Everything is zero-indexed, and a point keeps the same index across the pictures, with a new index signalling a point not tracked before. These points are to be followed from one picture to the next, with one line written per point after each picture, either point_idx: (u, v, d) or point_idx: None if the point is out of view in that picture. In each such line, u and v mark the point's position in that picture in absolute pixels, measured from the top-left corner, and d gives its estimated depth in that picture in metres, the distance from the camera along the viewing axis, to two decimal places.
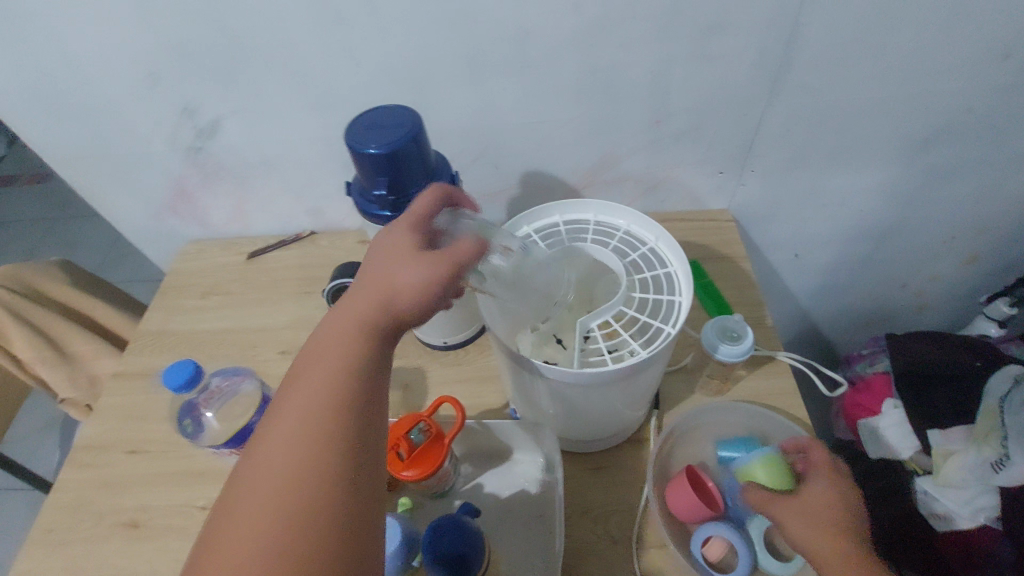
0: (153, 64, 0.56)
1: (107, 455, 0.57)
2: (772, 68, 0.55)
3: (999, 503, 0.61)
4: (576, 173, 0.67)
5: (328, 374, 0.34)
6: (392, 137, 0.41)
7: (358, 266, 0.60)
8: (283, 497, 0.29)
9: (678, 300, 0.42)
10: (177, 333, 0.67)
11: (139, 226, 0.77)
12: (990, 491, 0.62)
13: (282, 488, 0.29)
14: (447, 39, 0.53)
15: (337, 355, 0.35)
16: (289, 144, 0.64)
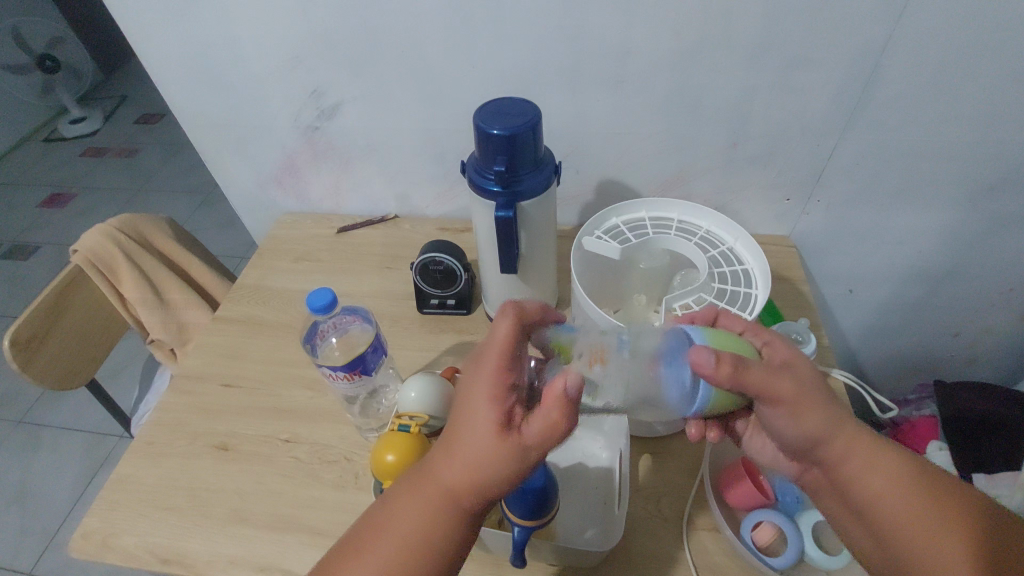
0: (297, 48, 0.64)
1: (204, 385, 0.64)
2: (849, 104, 0.59)
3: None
4: (650, 185, 0.72)
5: (469, 491, 0.36)
6: (520, 123, 0.47)
7: (446, 245, 0.66)
8: (404, 547, 0.37)
9: (754, 293, 0.47)
10: (270, 289, 0.74)
11: (245, 192, 0.85)
12: None
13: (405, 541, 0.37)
14: (557, 50, 0.60)
15: (479, 480, 0.36)
16: (394, 131, 0.71)
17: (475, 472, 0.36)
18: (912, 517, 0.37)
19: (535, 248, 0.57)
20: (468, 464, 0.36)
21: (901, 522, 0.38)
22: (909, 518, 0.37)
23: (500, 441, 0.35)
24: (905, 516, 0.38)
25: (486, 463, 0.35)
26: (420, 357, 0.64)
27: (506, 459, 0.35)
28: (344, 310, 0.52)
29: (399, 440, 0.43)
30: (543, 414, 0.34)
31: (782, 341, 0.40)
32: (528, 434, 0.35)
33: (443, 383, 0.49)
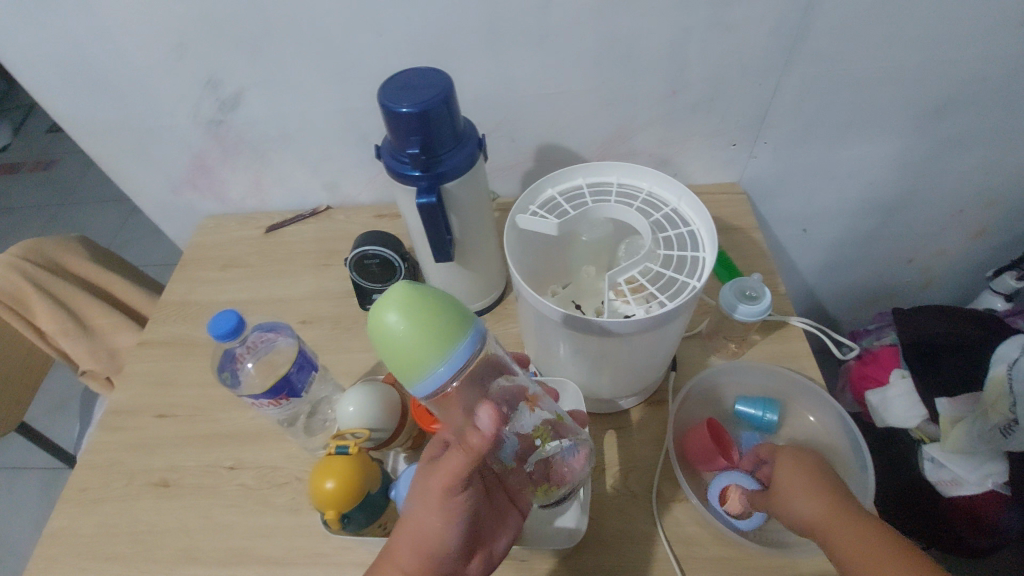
0: (180, 33, 0.57)
1: (137, 419, 0.59)
2: (787, 38, 0.56)
3: (1008, 467, 0.64)
4: (591, 146, 0.68)
5: (403, 527, 0.38)
6: (428, 96, 0.42)
7: (378, 235, 0.61)
8: None
9: (702, 257, 0.44)
10: (199, 303, 0.68)
11: (158, 200, 0.78)
12: (999, 458, 0.65)
13: None
14: (470, 9, 0.54)
15: (410, 520, 0.38)
16: (307, 117, 0.65)
17: (419, 526, 0.38)
18: (861, 548, 0.36)
19: (471, 231, 0.53)
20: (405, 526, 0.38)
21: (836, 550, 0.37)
22: (854, 548, 0.36)
23: (421, 493, 0.38)
24: (856, 547, 0.36)
25: (431, 511, 0.37)
26: (367, 359, 0.60)
27: (438, 518, 0.37)
28: (261, 327, 0.48)
29: (338, 464, 0.39)
30: (455, 455, 0.37)
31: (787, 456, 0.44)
32: (442, 478, 0.37)
33: (382, 391, 0.46)
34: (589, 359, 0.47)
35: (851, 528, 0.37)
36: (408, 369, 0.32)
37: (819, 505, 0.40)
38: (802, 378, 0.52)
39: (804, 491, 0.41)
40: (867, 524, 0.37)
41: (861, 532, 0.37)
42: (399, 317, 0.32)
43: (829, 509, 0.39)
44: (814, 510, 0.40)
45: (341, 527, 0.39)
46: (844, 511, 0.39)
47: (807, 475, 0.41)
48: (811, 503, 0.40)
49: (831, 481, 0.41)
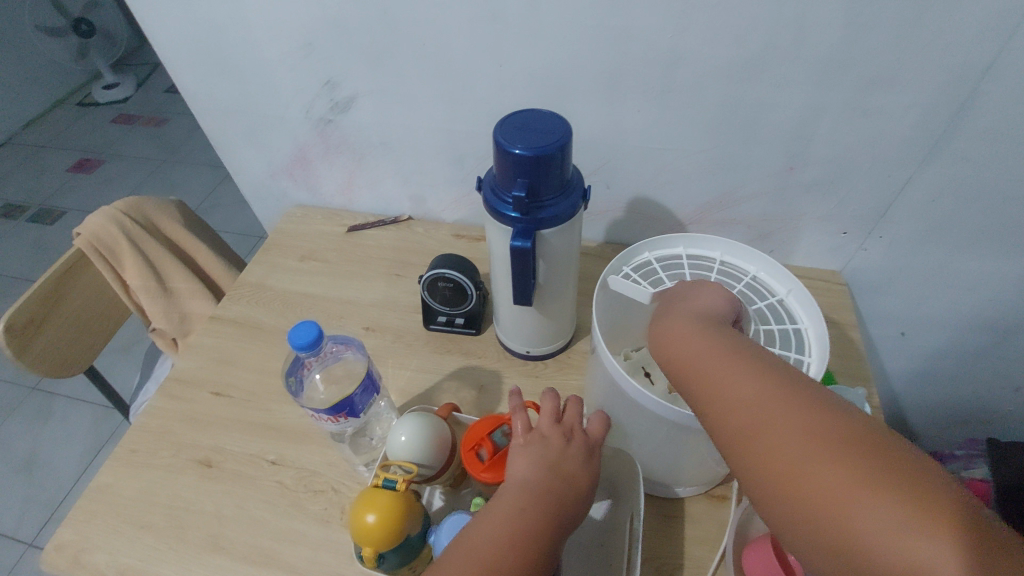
0: (313, 36, 0.59)
1: (197, 391, 0.60)
2: (929, 134, 0.51)
3: None
4: (688, 207, 0.65)
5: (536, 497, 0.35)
6: (545, 141, 0.40)
7: (456, 259, 0.61)
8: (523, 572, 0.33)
9: (806, 361, 0.39)
10: (273, 290, 0.70)
11: (256, 181, 0.81)
12: None
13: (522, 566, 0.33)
14: (597, 55, 0.53)
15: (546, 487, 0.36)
16: (411, 130, 0.66)
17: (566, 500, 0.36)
18: (833, 493, 0.26)
19: (553, 278, 0.51)
20: (550, 475, 0.36)
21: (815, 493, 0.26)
22: (863, 529, 0.24)
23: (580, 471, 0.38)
24: (832, 488, 0.26)
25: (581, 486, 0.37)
26: (421, 381, 0.59)
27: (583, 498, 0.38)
28: (335, 339, 0.48)
29: (381, 499, 0.37)
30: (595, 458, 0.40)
31: (676, 321, 0.36)
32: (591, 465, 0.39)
33: (436, 424, 0.44)
34: (651, 440, 0.44)
35: (832, 476, 0.26)
36: None
37: (790, 444, 0.28)
38: None
39: (734, 379, 0.31)
40: (857, 460, 0.26)
41: (853, 475, 0.26)
42: None
43: (776, 414, 0.29)
44: (773, 438, 0.28)
45: (374, 565, 0.37)
46: (814, 444, 0.27)
47: (727, 362, 0.32)
48: (767, 412, 0.29)
49: (760, 359, 0.32)
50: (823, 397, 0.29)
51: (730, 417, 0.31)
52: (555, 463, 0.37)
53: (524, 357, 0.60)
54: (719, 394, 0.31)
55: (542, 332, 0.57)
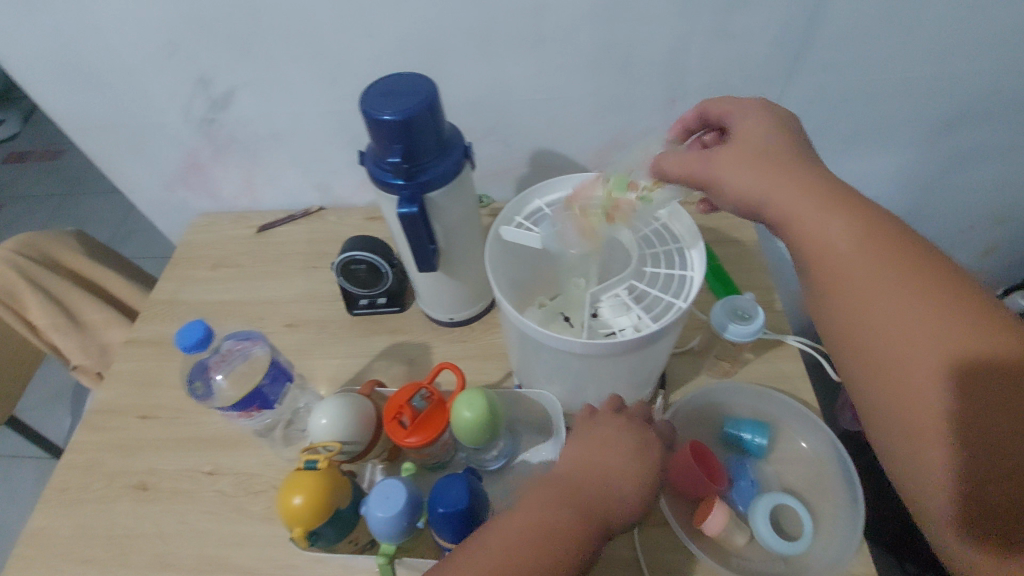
0: (171, 33, 0.56)
1: (121, 419, 0.58)
2: (791, 46, 0.54)
3: None
4: (588, 152, 0.66)
5: (561, 484, 0.38)
6: (412, 103, 0.40)
7: (364, 239, 0.60)
8: (544, 550, 0.35)
9: (689, 275, 0.42)
10: (186, 304, 0.67)
11: (153, 196, 0.77)
12: None
13: (543, 541, 0.35)
14: (464, 12, 0.53)
15: (585, 472, 0.39)
16: (298, 117, 0.64)
17: (607, 479, 0.38)
18: (906, 329, 0.32)
19: (456, 240, 0.51)
20: (593, 462, 0.39)
21: (889, 328, 0.32)
22: (923, 363, 0.31)
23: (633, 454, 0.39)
24: (907, 327, 0.32)
25: (623, 466, 0.39)
26: (351, 366, 0.59)
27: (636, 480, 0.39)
28: (236, 336, 0.48)
29: (305, 479, 0.38)
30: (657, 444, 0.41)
31: (742, 172, 0.37)
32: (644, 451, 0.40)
33: (356, 402, 0.44)
34: (570, 377, 0.46)
35: (920, 333, 0.31)
36: (483, 431, 0.41)
37: (884, 290, 0.33)
38: (791, 401, 0.50)
39: (824, 229, 0.35)
40: (938, 305, 0.31)
41: (932, 317, 0.31)
42: (471, 412, 0.40)
43: (868, 264, 0.33)
44: (865, 286, 0.33)
45: (310, 543, 0.38)
46: (914, 292, 0.32)
47: (814, 212, 0.35)
48: (867, 272, 0.33)
49: (858, 215, 0.34)
50: (928, 256, 0.33)
51: (823, 272, 0.35)
52: (586, 445, 0.40)
53: (449, 324, 0.60)
54: (808, 242, 0.35)
55: (459, 296, 0.57)
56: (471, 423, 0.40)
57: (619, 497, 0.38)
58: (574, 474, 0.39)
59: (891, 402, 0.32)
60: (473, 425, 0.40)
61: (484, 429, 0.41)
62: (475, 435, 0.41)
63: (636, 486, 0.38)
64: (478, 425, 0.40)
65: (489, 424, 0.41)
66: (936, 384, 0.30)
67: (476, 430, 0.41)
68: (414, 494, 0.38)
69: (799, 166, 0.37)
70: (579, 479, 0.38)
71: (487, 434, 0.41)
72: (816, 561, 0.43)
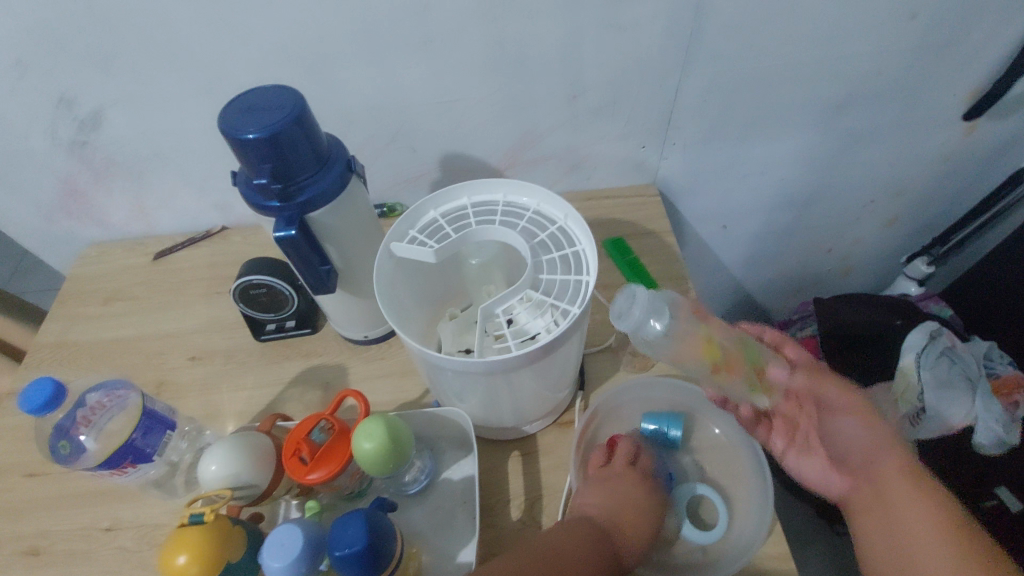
0: (18, 50, 0.51)
1: (3, 480, 0.53)
2: (681, 36, 0.54)
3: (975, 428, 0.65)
4: (498, 154, 0.65)
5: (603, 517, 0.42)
6: (275, 119, 0.38)
7: (264, 260, 0.56)
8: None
9: (585, 280, 0.41)
10: (77, 345, 0.62)
11: (31, 229, 0.71)
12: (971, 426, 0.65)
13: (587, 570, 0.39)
14: (343, 15, 0.50)
15: (619, 500, 0.43)
16: (182, 135, 0.59)
17: (637, 505, 0.43)
18: (902, 485, 0.43)
19: (354, 257, 0.49)
20: (622, 496, 0.43)
21: (891, 486, 0.43)
22: (917, 510, 0.41)
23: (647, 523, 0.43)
24: (899, 483, 0.43)
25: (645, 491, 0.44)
26: (262, 396, 0.56)
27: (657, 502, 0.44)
28: (107, 389, 0.46)
29: (191, 535, 0.35)
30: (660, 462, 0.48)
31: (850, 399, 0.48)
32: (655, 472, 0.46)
33: (251, 441, 0.41)
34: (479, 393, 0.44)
35: (907, 490, 0.43)
36: (389, 461, 0.39)
37: (884, 454, 0.44)
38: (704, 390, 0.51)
39: (864, 440, 0.46)
40: (911, 472, 0.44)
41: (910, 477, 0.43)
42: (371, 444, 0.39)
43: (873, 436, 0.46)
44: (879, 455, 0.45)
45: None
46: (903, 461, 0.44)
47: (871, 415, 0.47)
48: (855, 427, 0.46)
49: (900, 452, 0.45)
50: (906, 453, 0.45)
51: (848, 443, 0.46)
52: (612, 481, 0.44)
53: (364, 343, 0.58)
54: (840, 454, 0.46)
55: (370, 313, 0.55)
56: (374, 454, 0.39)
57: (643, 520, 0.43)
58: (611, 504, 0.43)
59: (890, 546, 0.41)
60: (375, 456, 0.39)
61: (389, 459, 0.39)
62: (381, 466, 0.39)
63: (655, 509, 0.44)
64: (380, 456, 0.39)
65: (393, 453, 0.39)
66: (935, 526, 0.40)
67: (380, 460, 0.39)
68: (313, 536, 0.36)
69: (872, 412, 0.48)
70: (617, 508, 0.43)
71: (393, 462, 0.39)
72: (733, 544, 0.44)
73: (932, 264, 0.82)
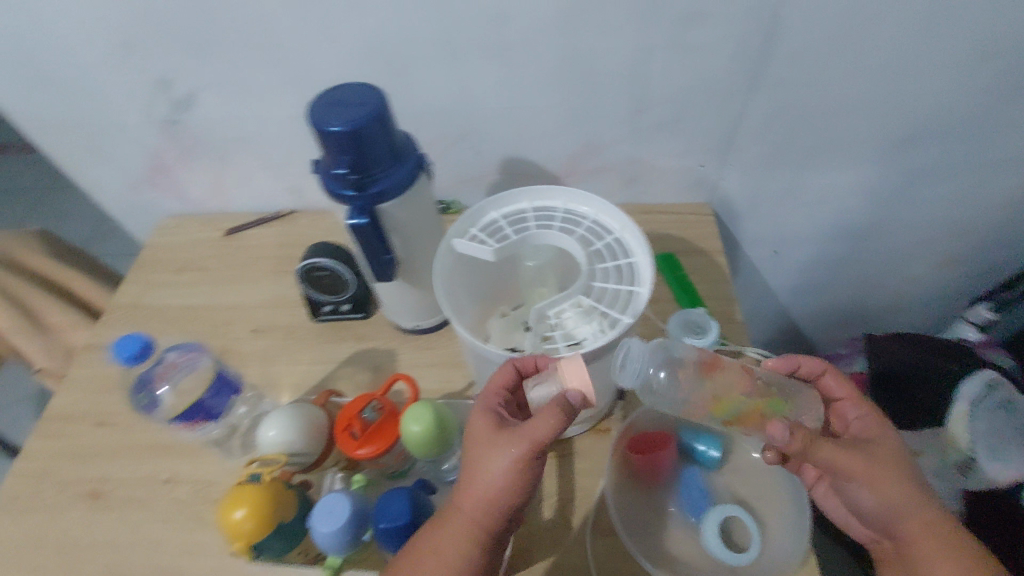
0: (129, 33, 0.56)
1: (77, 425, 0.58)
2: (750, 58, 0.54)
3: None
4: (557, 161, 0.66)
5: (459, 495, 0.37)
6: (359, 113, 0.40)
7: (329, 244, 0.59)
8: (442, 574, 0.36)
9: (637, 292, 0.42)
10: (150, 308, 0.67)
11: (118, 197, 0.76)
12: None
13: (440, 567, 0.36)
14: (425, 19, 0.53)
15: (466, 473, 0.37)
16: (263, 121, 0.63)
17: (494, 489, 0.36)
18: (928, 543, 0.42)
19: (415, 249, 0.51)
20: (477, 477, 0.36)
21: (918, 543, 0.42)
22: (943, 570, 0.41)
23: (521, 481, 0.36)
24: (926, 540, 0.42)
25: (497, 474, 0.36)
26: (314, 372, 0.59)
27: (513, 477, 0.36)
28: (181, 350, 0.52)
29: (247, 492, 0.38)
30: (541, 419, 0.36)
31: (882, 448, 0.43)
32: (527, 437, 0.36)
33: (307, 413, 0.44)
34: None
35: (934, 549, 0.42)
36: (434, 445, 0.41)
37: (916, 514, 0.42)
38: None
39: (896, 501, 0.42)
40: (937, 527, 0.42)
41: (938, 534, 0.42)
42: (420, 427, 0.40)
43: (905, 494, 0.42)
44: (908, 515, 0.42)
45: (254, 556, 0.38)
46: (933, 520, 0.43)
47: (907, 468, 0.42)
48: (894, 487, 0.42)
49: (924, 512, 0.42)
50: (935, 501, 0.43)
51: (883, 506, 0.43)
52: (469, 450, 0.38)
53: (414, 332, 0.60)
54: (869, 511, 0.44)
55: (423, 304, 0.57)
56: (422, 435, 0.40)
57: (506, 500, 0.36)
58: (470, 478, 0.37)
59: None
60: (423, 438, 0.40)
61: (435, 443, 0.41)
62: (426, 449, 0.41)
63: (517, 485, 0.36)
64: (427, 439, 0.41)
65: (438, 438, 0.41)
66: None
67: (426, 443, 0.41)
68: (359, 506, 0.38)
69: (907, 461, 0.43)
70: (463, 486, 0.37)
71: (438, 446, 0.41)
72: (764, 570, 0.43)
73: (995, 310, 0.78)
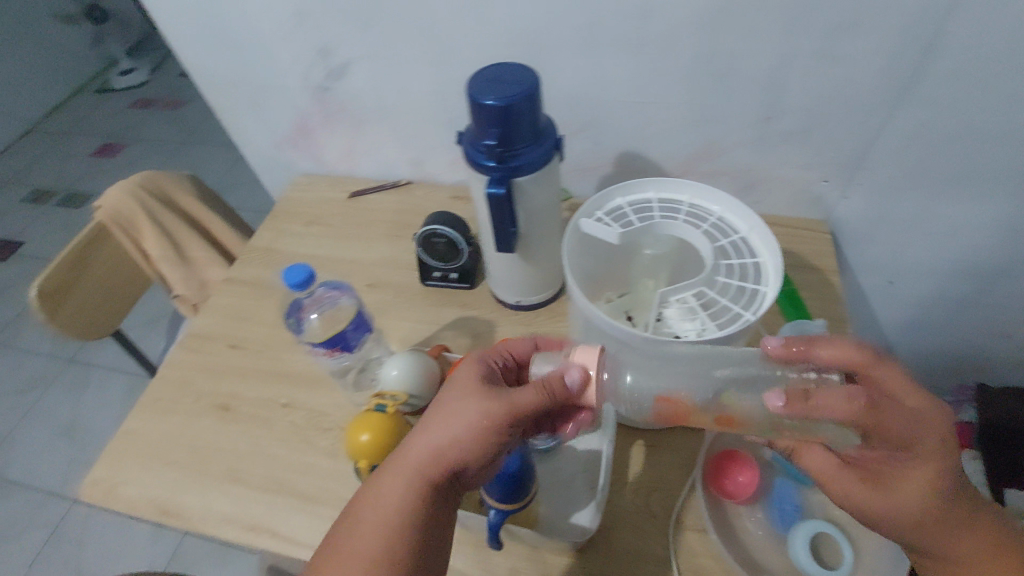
0: (303, 5, 0.62)
1: (214, 345, 0.65)
2: (901, 74, 0.52)
3: None
4: (673, 161, 0.67)
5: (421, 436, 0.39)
6: (514, 91, 0.43)
7: (449, 214, 0.64)
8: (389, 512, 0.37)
9: (762, 290, 0.43)
10: (281, 253, 0.74)
11: (262, 151, 0.85)
12: None
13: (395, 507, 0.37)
14: (572, 10, 0.55)
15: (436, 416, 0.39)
16: (402, 95, 0.68)
17: (456, 438, 0.37)
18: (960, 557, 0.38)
19: (535, 226, 0.54)
20: (447, 419, 0.38)
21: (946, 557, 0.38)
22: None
23: (476, 438, 0.37)
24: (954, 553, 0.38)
25: (466, 425, 0.37)
26: (420, 331, 0.63)
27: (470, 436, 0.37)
28: (329, 287, 0.62)
29: (373, 419, 0.42)
30: (524, 390, 0.37)
31: (906, 474, 0.37)
32: (505, 400, 0.37)
33: (424, 361, 0.48)
34: None
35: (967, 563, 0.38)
36: None
37: (947, 530, 0.38)
38: None
39: (909, 517, 0.37)
40: (973, 536, 0.38)
41: (979, 546, 0.38)
42: None
43: (931, 516, 0.37)
44: (934, 533, 0.38)
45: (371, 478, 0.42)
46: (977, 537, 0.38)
47: (931, 487, 0.37)
48: (908, 505, 0.37)
49: (949, 522, 0.37)
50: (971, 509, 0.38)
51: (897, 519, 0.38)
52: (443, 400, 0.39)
53: (515, 307, 0.63)
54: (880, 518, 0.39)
55: (530, 281, 0.60)
56: None
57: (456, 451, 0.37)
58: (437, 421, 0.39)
59: None
60: None
61: None
62: None
63: (479, 440, 0.37)
64: None
65: None
66: None
67: None
68: None
69: (941, 472, 0.37)
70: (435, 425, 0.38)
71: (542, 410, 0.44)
72: None
73: None
